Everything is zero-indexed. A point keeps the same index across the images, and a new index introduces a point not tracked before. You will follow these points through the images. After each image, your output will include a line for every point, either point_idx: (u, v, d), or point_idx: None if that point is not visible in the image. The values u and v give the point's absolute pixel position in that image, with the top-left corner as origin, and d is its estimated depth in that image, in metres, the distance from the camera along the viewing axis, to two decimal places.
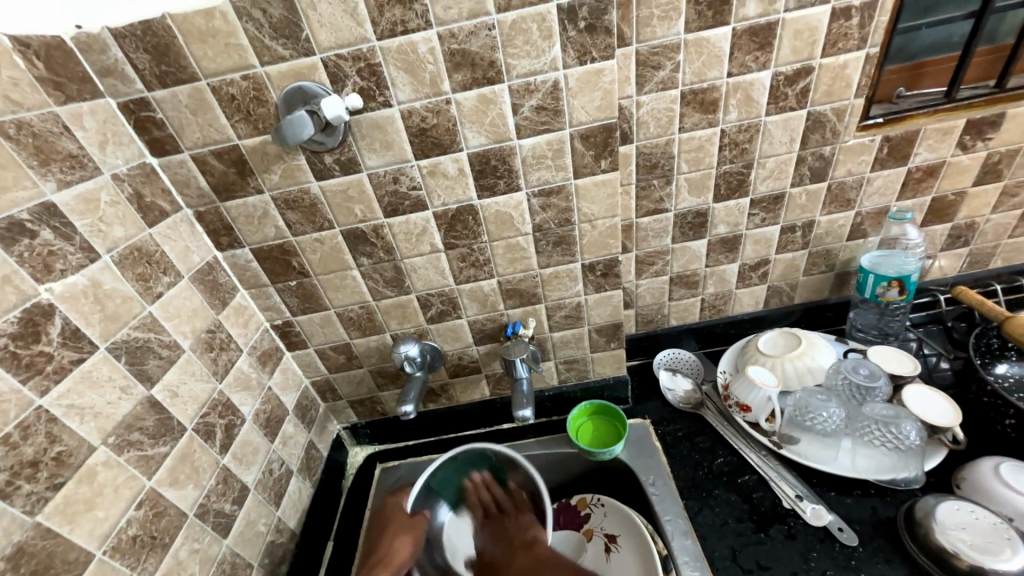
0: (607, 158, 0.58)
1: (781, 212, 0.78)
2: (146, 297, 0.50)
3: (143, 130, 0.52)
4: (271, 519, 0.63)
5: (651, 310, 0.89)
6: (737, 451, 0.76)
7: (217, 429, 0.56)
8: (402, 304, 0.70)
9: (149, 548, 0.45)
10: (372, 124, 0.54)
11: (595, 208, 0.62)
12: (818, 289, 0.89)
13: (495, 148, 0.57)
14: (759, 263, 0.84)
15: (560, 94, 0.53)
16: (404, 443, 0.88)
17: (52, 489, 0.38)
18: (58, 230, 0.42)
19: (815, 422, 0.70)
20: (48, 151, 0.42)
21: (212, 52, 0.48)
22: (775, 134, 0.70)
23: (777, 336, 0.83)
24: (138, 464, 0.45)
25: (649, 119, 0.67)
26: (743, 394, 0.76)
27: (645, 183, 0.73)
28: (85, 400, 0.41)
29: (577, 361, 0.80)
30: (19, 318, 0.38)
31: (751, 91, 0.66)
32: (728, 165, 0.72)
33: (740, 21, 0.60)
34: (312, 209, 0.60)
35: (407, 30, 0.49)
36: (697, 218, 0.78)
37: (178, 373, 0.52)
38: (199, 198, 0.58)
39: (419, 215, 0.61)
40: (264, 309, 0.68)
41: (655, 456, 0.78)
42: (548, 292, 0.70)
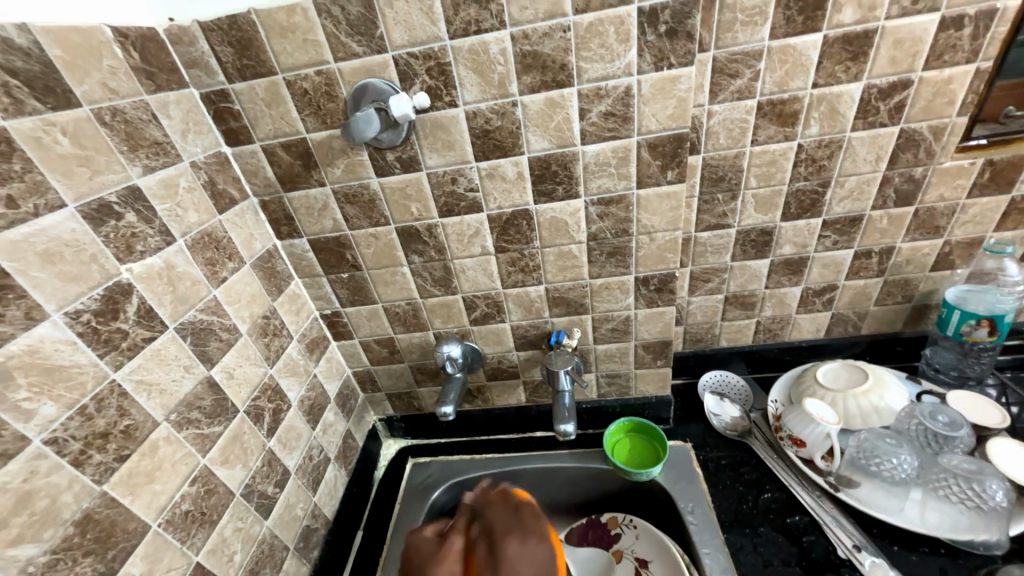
0: (674, 169, 0.55)
1: (856, 236, 0.72)
2: (212, 281, 0.51)
3: (221, 120, 0.54)
4: (308, 504, 0.64)
5: (700, 329, 0.85)
6: (786, 488, 0.71)
7: (266, 413, 0.58)
8: (448, 304, 0.70)
9: (199, 523, 0.47)
10: (435, 124, 0.54)
11: (656, 220, 0.60)
12: (890, 321, 0.82)
13: (557, 154, 0.55)
14: (826, 288, 0.78)
15: (631, 101, 0.51)
16: (437, 440, 0.89)
17: (118, 461, 0.39)
18: (141, 213, 0.44)
19: (881, 467, 0.65)
20: (137, 137, 0.44)
21: (291, 47, 0.49)
22: (860, 151, 0.64)
23: (840, 368, 0.77)
24: (195, 442, 0.47)
25: (720, 130, 0.63)
26: (798, 428, 0.71)
27: (709, 196, 0.69)
28: (153, 377, 0.43)
29: (619, 376, 0.78)
30: (102, 295, 0.39)
31: (837, 104, 0.61)
32: (801, 183, 0.67)
33: (834, 28, 0.55)
34: (370, 205, 0.60)
35: (480, 30, 0.48)
36: (761, 236, 0.73)
37: (236, 357, 0.54)
38: (266, 188, 0.59)
39: (473, 217, 0.61)
40: (316, 298, 0.70)
41: (695, 482, 0.74)
42: (596, 303, 0.68)
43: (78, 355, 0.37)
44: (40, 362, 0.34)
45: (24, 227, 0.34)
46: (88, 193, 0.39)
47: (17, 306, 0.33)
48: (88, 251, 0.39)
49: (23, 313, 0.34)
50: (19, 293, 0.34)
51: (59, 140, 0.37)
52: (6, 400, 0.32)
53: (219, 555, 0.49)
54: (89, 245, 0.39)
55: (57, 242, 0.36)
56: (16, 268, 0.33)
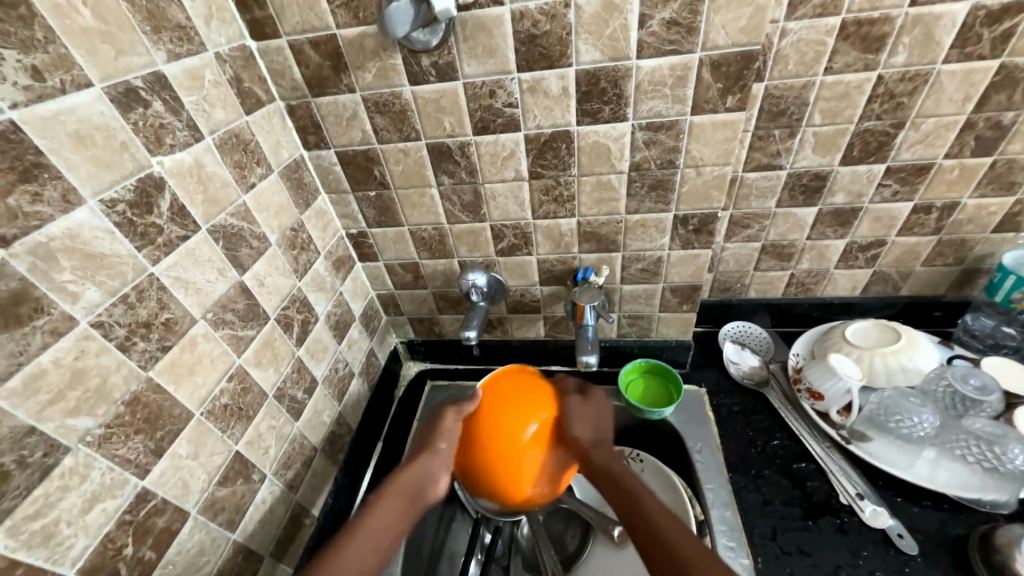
0: (736, 93, 0.50)
1: (920, 187, 0.66)
2: (241, 185, 0.50)
3: (245, 9, 0.50)
4: (334, 412, 0.68)
5: (731, 277, 0.82)
6: (797, 437, 0.72)
7: (295, 323, 0.59)
8: (475, 231, 0.68)
9: (237, 417, 0.49)
10: (477, 25, 0.49)
11: (706, 153, 0.55)
12: (934, 283, 0.78)
13: (608, 68, 0.50)
14: (872, 244, 0.74)
15: (699, 7, 0.45)
16: (455, 367, 0.91)
17: (161, 351, 0.41)
18: (169, 104, 0.42)
19: (900, 425, 0.65)
20: (160, 18, 0.41)
21: None
22: (947, 88, 0.57)
23: (871, 328, 0.75)
24: (230, 342, 0.48)
25: (792, 53, 0.56)
26: (818, 381, 0.71)
27: (764, 132, 0.64)
28: (189, 275, 0.43)
29: (642, 317, 0.77)
30: (135, 187, 0.38)
31: (934, 27, 0.53)
32: (871, 122, 0.61)
33: None
34: (401, 117, 0.57)
35: None
36: (814, 181, 0.68)
37: (266, 266, 0.54)
38: (293, 91, 0.56)
39: (509, 137, 0.57)
40: (342, 216, 0.69)
41: (705, 424, 0.76)
42: (629, 241, 0.66)
43: (116, 244, 0.37)
44: (81, 247, 0.34)
45: (52, 104, 0.33)
46: (113, 74, 0.37)
47: (54, 188, 0.33)
48: (118, 137, 0.37)
49: (60, 195, 0.33)
50: (54, 174, 0.33)
51: (79, 10, 0.34)
52: (51, 280, 0.32)
53: (256, 447, 0.52)
54: (118, 131, 0.37)
55: (86, 124, 0.35)
56: (48, 147, 0.32)
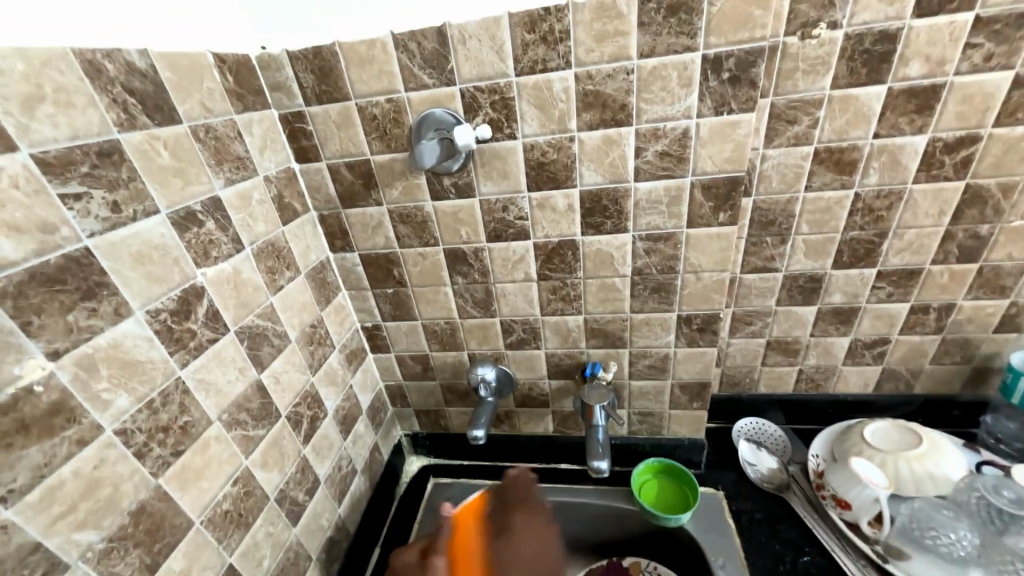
0: (727, 211, 0.55)
1: (913, 289, 0.69)
2: (270, 288, 0.54)
3: (294, 139, 0.58)
4: (333, 515, 0.65)
5: (739, 372, 0.82)
6: (828, 552, 0.67)
7: (304, 419, 0.59)
8: (485, 326, 0.71)
9: (235, 524, 0.48)
10: (493, 154, 0.56)
11: (704, 260, 0.59)
12: (947, 382, 0.78)
13: (609, 189, 0.56)
14: (876, 342, 0.75)
15: (688, 142, 0.52)
16: (460, 462, 0.88)
17: (174, 456, 0.41)
18: (219, 222, 0.47)
19: (938, 542, 0.60)
20: (223, 152, 0.48)
21: (367, 76, 0.53)
22: (921, 204, 0.62)
23: (889, 429, 0.72)
24: (240, 442, 0.49)
25: (774, 174, 0.63)
26: (843, 488, 0.67)
27: (757, 239, 0.68)
28: (212, 377, 0.45)
29: (652, 414, 0.76)
30: (179, 296, 0.42)
31: (899, 155, 0.59)
32: (856, 232, 0.66)
33: (899, 81, 0.55)
34: (422, 226, 0.62)
35: (546, 69, 0.50)
36: (809, 283, 0.71)
37: (284, 363, 0.56)
38: (326, 203, 0.63)
39: (520, 244, 0.62)
40: (358, 311, 0.72)
41: (726, 535, 0.71)
42: (635, 338, 0.67)
43: (152, 351, 0.39)
44: (121, 355, 0.37)
45: (123, 230, 0.37)
46: (177, 201, 0.42)
47: (108, 302, 0.36)
48: (172, 255, 0.41)
49: (113, 309, 0.36)
50: (111, 290, 0.36)
51: (160, 153, 0.41)
52: (88, 389, 0.34)
53: (250, 558, 0.49)
54: (173, 249, 0.42)
55: (148, 245, 0.39)
56: (112, 267, 0.36)
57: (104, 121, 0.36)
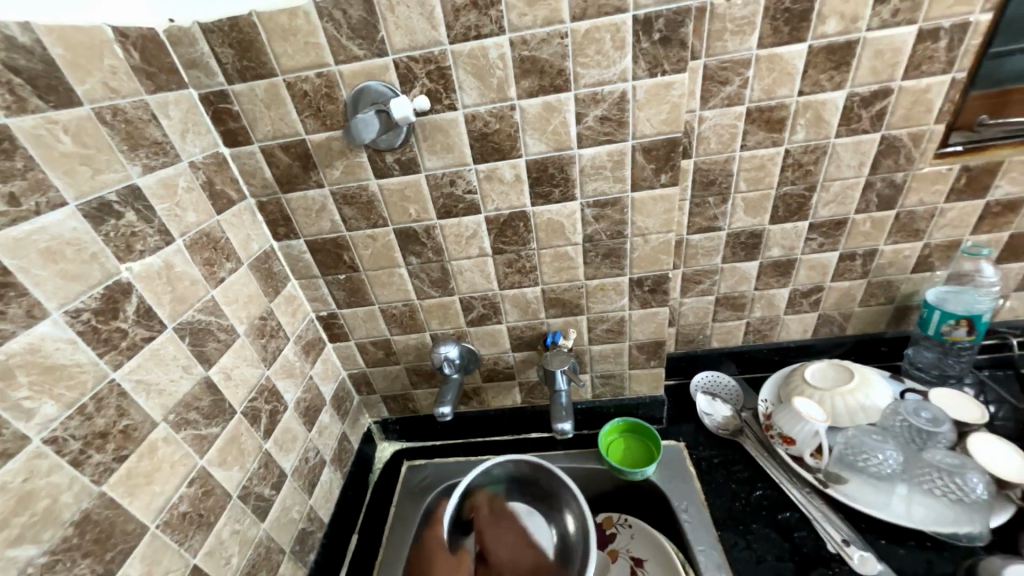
0: (668, 172, 0.57)
1: (841, 238, 0.75)
2: (210, 281, 0.51)
3: (219, 121, 0.54)
4: (304, 507, 0.64)
5: (692, 329, 0.87)
6: (778, 485, 0.73)
7: (262, 414, 0.57)
8: (445, 305, 0.70)
9: (196, 526, 0.46)
10: (435, 126, 0.55)
11: (650, 223, 0.61)
12: (873, 321, 0.85)
13: (554, 156, 0.56)
14: (812, 290, 0.81)
15: (626, 106, 0.52)
16: (433, 443, 0.89)
17: (117, 461, 0.39)
18: (141, 212, 0.44)
19: (868, 463, 0.67)
20: (138, 137, 0.44)
21: (292, 49, 0.50)
22: (844, 157, 0.67)
23: (827, 367, 0.79)
24: (193, 442, 0.47)
25: (711, 135, 0.65)
26: (788, 426, 0.73)
27: (700, 200, 0.71)
28: (151, 377, 0.43)
29: (614, 376, 0.79)
30: (102, 294, 0.39)
31: (822, 111, 0.63)
32: (789, 187, 0.70)
33: (818, 39, 0.58)
34: (368, 206, 0.61)
35: (480, 35, 0.49)
36: (750, 239, 0.75)
37: (233, 358, 0.53)
38: (264, 188, 0.60)
39: (471, 218, 0.61)
40: (312, 300, 0.70)
41: (688, 481, 0.76)
42: (592, 304, 0.69)
43: (78, 354, 0.37)
44: (40, 360, 0.34)
45: (26, 225, 0.34)
46: (88, 191, 0.39)
47: (18, 304, 0.33)
48: (89, 250, 0.38)
49: (24, 311, 0.33)
50: (19, 291, 0.33)
51: (60, 139, 0.37)
52: (6, 399, 0.32)
53: (217, 557, 0.48)
54: (90, 243, 0.39)
55: (58, 241, 0.36)
56: (17, 266, 0.33)
57: None
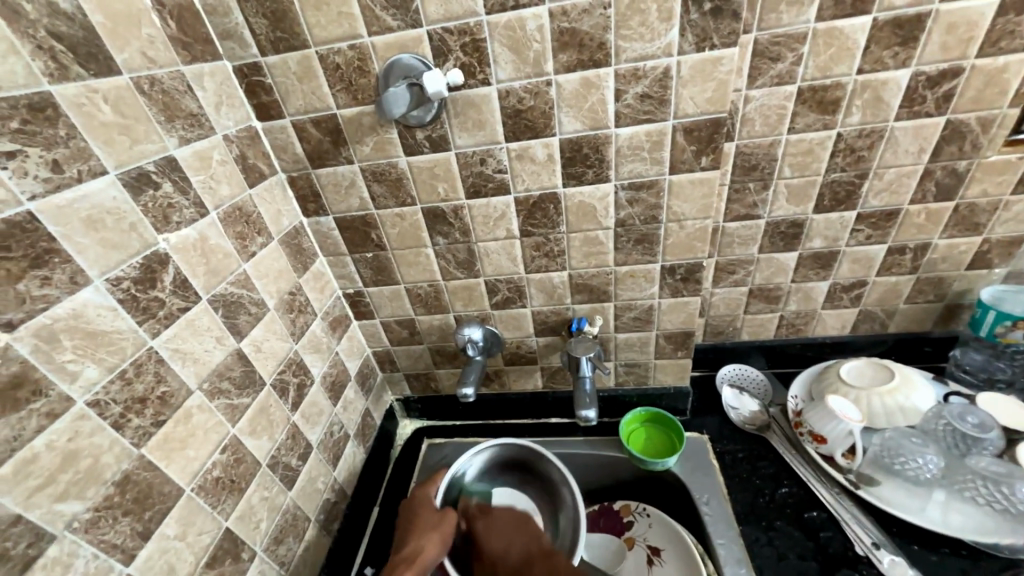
0: (709, 154, 0.54)
1: (891, 231, 0.70)
2: (242, 255, 0.52)
3: (252, 94, 0.54)
4: (328, 478, 0.65)
5: (722, 321, 0.84)
6: (805, 483, 0.71)
7: (291, 387, 0.58)
8: (469, 287, 0.70)
9: (228, 491, 0.47)
10: (467, 102, 0.53)
11: (687, 208, 0.58)
12: (918, 320, 0.81)
13: (589, 136, 0.54)
14: (854, 284, 0.77)
15: (669, 82, 0.50)
16: (453, 423, 0.90)
17: (156, 426, 0.40)
18: (177, 184, 0.44)
19: (905, 466, 0.64)
20: (174, 108, 0.44)
21: (325, 20, 0.49)
22: (901, 142, 0.62)
23: (865, 366, 0.75)
24: (225, 411, 0.48)
25: (757, 116, 0.61)
26: (819, 425, 0.70)
27: (740, 185, 0.68)
28: (187, 346, 0.44)
29: (638, 365, 0.77)
30: (141, 264, 0.40)
31: (882, 91, 0.58)
32: (837, 174, 0.65)
33: (884, 11, 0.53)
34: (397, 184, 0.60)
35: (518, 4, 0.46)
36: (791, 229, 0.71)
37: (264, 331, 0.54)
38: (294, 164, 0.59)
39: (500, 199, 0.60)
40: (339, 277, 0.70)
41: (711, 474, 0.74)
42: (620, 291, 0.67)
43: (118, 321, 0.37)
44: (84, 326, 0.35)
45: (69, 193, 0.35)
46: (127, 161, 0.39)
47: (62, 271, 0.34)
48: (128, 220, 0.39)
49: (69, 278, 0.34)
50: (64, 258, 0.34)
51: (100, 108, 0.37)
52: (52, 361, 0.33)
53: (247, 521, 0.50)
54: (128, 213, 0.39)
55: (99, 209, 0.37)
56: (61, 233, 0.34)
57: (30, 70, 0.33)
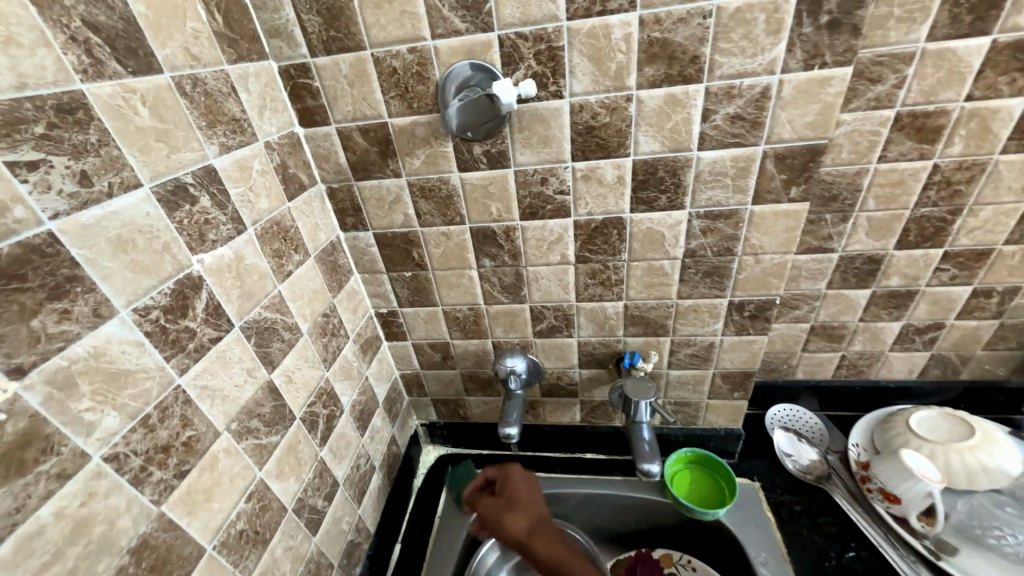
0: (801, 184, 0.48)
1: (979, 272, 0.64)
2: (278, 275, 0.47)
3: (297, 98, 0.49)
4: (352, 517, 0.60)
5: (777, 358, 0.77)
6: (874, 547, 0.64)
7: (320, 420, 0.53)
8: (513, 313, 0.64)
9: (252, 544, 0.42)
10: (534, 116, 0.48)
11: (767, 241, 0.53)
12: (996, 368, 0.74)
13: (667, 158, 0.48)
14: (930, 327, 0.70)
15: (767, 103, 0.44)
16: (480, 452, 0.84)
17: (178, 478, 0.35)
18: (215, 197, 0.39)
19: (1001, 542, 0.58)
20: (216, 111, 0.39)
21: (385, 19, 0.44)
22: (1006, 177, 0.56)
23: (937, 418, 0.68)
24: (253, 453, 0.42)
25: (845, 142, 0.55)
26: (891, 482, 0.65)
27: (816, 216, 0.62)
28: (216, 382, 0.38)
29: (689, 404, 0.71)
30: (172, 290, 0.35)
31: (992, 120, 0.52)
32: (928, 208, 0.59)
33: (1007, 32, 0.47)
34: (446, 201, 0.55)
35: (605, 10, 0.41)
36: (867, 265, 0.65)
37: (296, 359, 0.49)
38: (336, 174, 0.54)
39: (558, 222, 0.55)
40: (373, 296, 0.65)
41: (766, 529, 0.68)
42: (679, 326, 0.62)
43: (144, 358, 0.32)
44: (105, 366, 0.30)
45: (98, 209, 0.30)
46: (164, 172, 0.34)
47: (84, 301, 0.29)
48: (161, 239, 0.34)
49: (91, 309, 0.29)
50: (87, 286, 0.29)
51: (138, 110, 0.32)
52: (66, 411, 0.27)
53: None
54: (162, 231, 0.34)
55: (129, 228, 0.32)
56: (85, 257, 0.29)
57: (62, 65, 0.28)
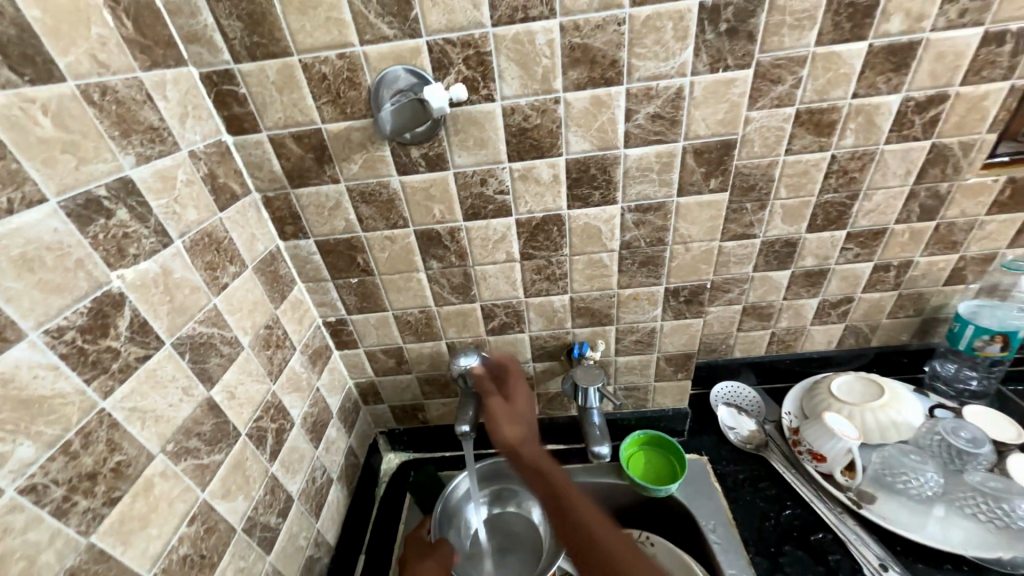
0: (718, 177, 0.53)
1: (877, 249, 0.72)
2: (212, 288, 0.45)
3: (223, 105, 0.48)
4: (311, 532, 0.58)
5: (715, 339, 0.83)
6: (807, 502, 0.70)
7: (268, 434, 0.52)
8: (464, 312, 0.65)
9: (198, 568, 0.40)
10: (469, 119, 0.49)
11: (694, 230, 0.57)
12: (899, 334, 0.83)
13: (597, 156, 0.51)
14: (842, 301, 0.78)
15: (681, 103, 0.48)
16: (443, 454, 0.84)
17: (108, 505, 0.33)
18: (135, 210, 0.37)
19: (907, 485, 0.65)
20: (130, 121, 0.38)
21: (311, 25, 0.44)
22: (890, 164, 0.64)
23: (855, 381, 0.75)
24: (194, 474, 0.41)
25: (756, 137, 0.61)
26: (817, 442, 0.70)
27: (738, 206, 0.67)
28: (147, 403, 0.37)
29: (637, 388, 0.75)
30: (90, 308, 0.33)
31: (875, 115, 0.59)
32: (830, 195, 0.66)
33: (879, 37, 0.54)
34: (388, 205, 0.55)
35: (527, 17, 0.43)
36: (785, 248, 0.72)
37: (237, 374, 0.47)
38: (271, 183, 0.53)
39: (500, 221, 0.56)
40: (319, 305, 0.64)
41: (714, 498, 0.73)
42: (622, 314, 0.65)
43: (60, 382, 0.31)
44: (14, 394, 0.28)
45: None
46: (73, 186, 0.33)
47: None
48: (73, 256, 0.32)
49: None
50: None
51: (38, 121, 0.31)
52: None
53: None
54: (74, 248, 0.32)
55: (35, 246, 0.30)
56: None
57: None
